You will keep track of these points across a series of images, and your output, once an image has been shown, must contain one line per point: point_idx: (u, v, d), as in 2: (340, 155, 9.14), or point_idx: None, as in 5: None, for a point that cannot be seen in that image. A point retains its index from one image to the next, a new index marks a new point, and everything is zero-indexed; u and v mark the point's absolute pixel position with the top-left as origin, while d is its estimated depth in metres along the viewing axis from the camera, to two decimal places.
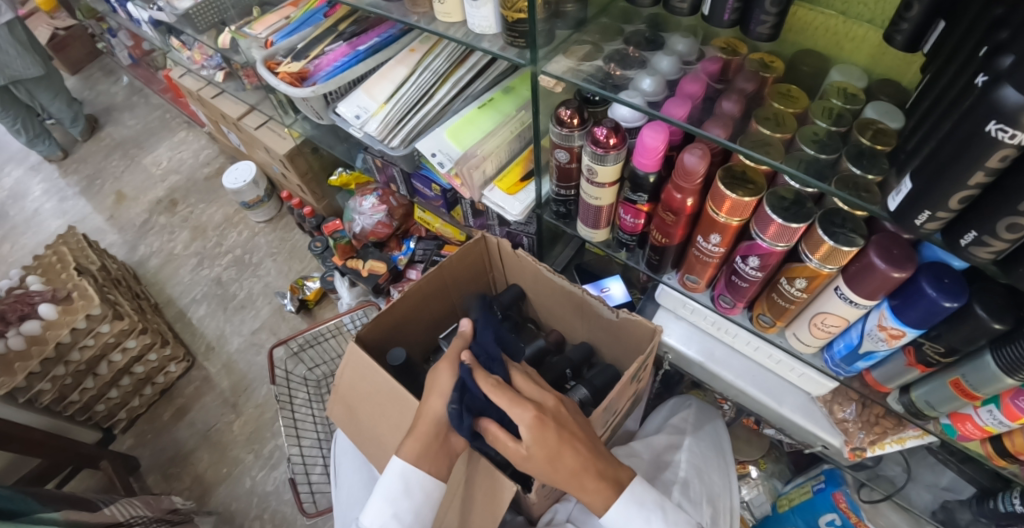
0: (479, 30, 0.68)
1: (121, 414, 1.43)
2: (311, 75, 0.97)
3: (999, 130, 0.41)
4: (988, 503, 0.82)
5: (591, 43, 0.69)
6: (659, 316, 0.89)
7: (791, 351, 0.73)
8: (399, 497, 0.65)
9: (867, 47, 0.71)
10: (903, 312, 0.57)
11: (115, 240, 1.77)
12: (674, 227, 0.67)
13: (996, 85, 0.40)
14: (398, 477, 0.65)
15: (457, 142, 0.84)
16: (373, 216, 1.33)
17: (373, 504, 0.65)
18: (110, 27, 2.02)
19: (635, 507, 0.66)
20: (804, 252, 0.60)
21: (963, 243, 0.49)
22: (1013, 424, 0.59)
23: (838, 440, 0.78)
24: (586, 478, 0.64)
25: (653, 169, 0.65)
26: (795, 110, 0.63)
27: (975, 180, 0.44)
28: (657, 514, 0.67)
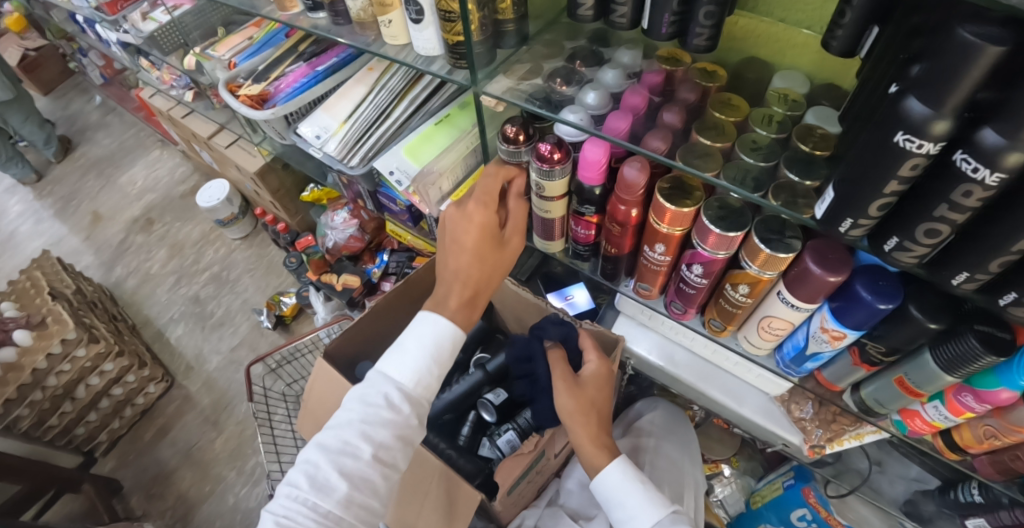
0: (425, 53, 0.69)
1: (102, 436, 1.42)
2: (272, 97, 0.98)
3: (907, 140, 0.42)
4: (950, 494, 0.84)
5: (530, 63, 0.71)
6: (619, 324, 0.90)
7: (745, 354, 0.74)
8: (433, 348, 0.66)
9: (809, 53, 0.72)
10: (842, 315, 0.59)
11: (92, 262, 1.77)
12: (622, 237, 0.68)
13: (903, 97, 0.42)
14: (433, 328, 0.66)
15: (415, 159, 0.85)
16: (344, 231, 1.35)
17: (409, 355, 0.64)
18: (80, 47, 2.01)
19: (631, 473, 0.64)
20: (745, 259, 0.61)
21: (887, 248, 0.51)
22: (959, 418, 0.61)
23: (798, 438, 0.80)
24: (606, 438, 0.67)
25: (597, 182, 0.66)
26: (737, 119, 0.64)
27: (891, 188, 0.46)
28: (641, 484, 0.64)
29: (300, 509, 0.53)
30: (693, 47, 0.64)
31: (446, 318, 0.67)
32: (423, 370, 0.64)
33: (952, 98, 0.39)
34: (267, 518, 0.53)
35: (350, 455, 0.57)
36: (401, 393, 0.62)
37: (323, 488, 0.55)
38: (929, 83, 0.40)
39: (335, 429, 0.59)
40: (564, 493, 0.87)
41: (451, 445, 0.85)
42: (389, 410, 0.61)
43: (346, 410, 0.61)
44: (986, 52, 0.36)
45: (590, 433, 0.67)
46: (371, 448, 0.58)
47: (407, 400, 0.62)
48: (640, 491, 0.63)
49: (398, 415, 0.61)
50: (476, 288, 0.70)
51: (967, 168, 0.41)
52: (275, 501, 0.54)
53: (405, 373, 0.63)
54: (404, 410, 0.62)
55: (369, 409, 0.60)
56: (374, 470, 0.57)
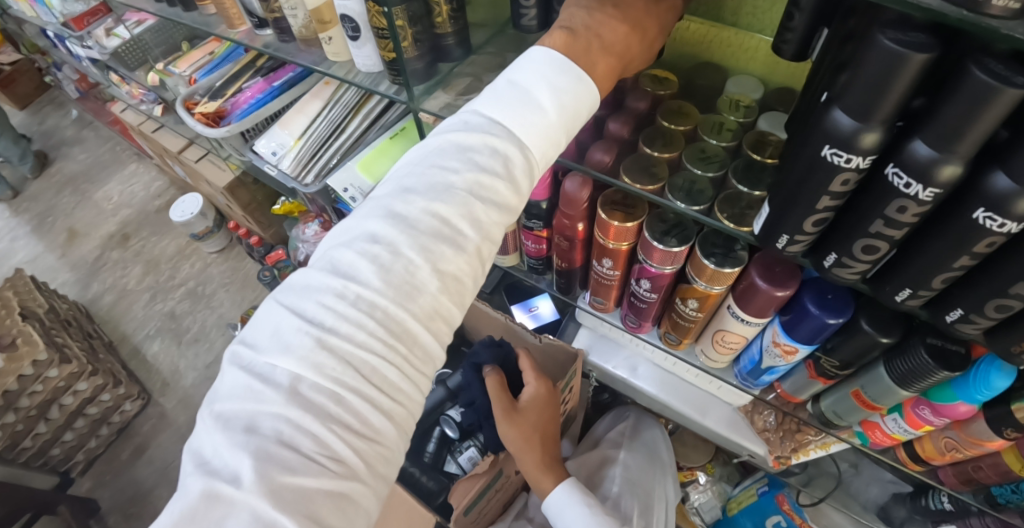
0: (366, 69, 0.67)
1: (78, 456, 1.41)
2: (229, 114, 0.96)
3: (835, 154, 0.41)
4: (921, 501, 0.83)
5: (471, 75, 0.67)
6: (580, 337, 0.89)
7: (704, 367, 0.73)
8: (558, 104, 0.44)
9: (760, 57, 0.71)
10: (792, 329, 0.57)
11: (68, 279, 1.75)
12: (571, 252, 0.67)
13: (829, 111, 0.41)
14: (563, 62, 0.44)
15: (369, 175, 0.83)
16: (316, 244, 1.33)
17: (522, 106, 0.43)
18: (53, 61, 1.99)
19: (576, 496, 0.69)
20: (692, 275, 0.60)
21: (827, 264, 0.49)
22: (917, 432, 0.60)
23: (762, 449, 0.78)
24: (551, 460, 0.71)
25: (542, 197, 0.64)
26: (687, 128, 0.63)
27: (823, 204, 0.45)
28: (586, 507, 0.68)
29: (341, 316, 0.37)
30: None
31: (591, 77, 0.45)
32: (548, 127, 0.43)
33: (878, 111, 0.38)
34: (292, 317, 0.38)
35: (434, 234, 0.40)
36: (514, 156, 0.42)
37: (396, 288, 0.38)
38: (853, 96, 0.39)
39: (405, 198, 0.41)
40: (531, 506, 0.86)
41: (415, 462, 0.86)
42: (494, 178, 0.42)
43: (426, 170, 0.42)
44: (911, 59, 0.34)
45: (536, 460, 0.70)
46: (472, 233, 0.41)
47: (517, 178, 0.43)
48: (586, 515, 0.67)
49: (501, 196, 0.42)
50: (619, 71, 0.49)
51: (900, 182, 0.39)
52: (302, 297, 0.38)
53: (516, 126, 0.43)
54: (516, 188, 0.43)
55: (456, 174, 0.41)
56: (463, 266, 0.41)
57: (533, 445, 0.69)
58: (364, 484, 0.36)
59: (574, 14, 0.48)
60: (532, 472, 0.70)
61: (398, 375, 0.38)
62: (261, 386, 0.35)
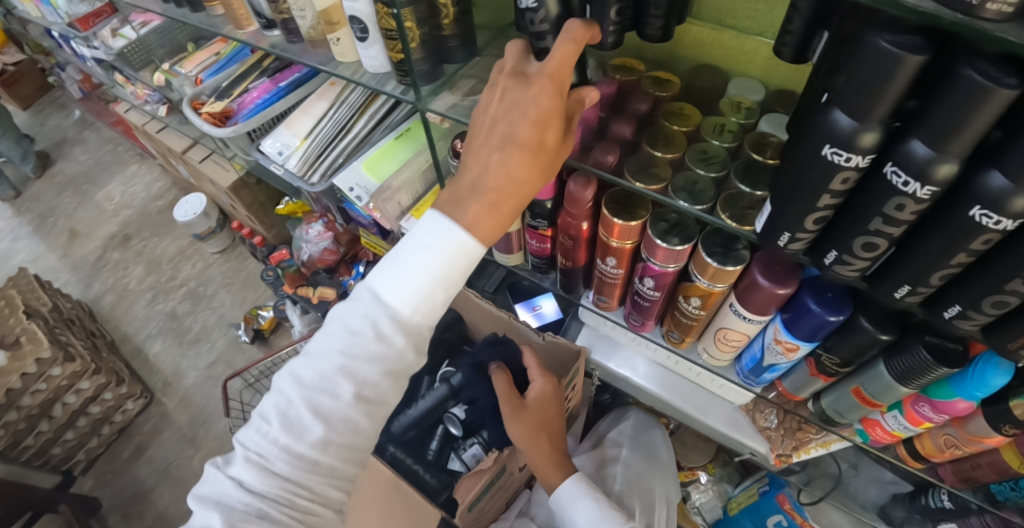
0: (373, 70, 0.68)
1: (79, 455, 1.41)
2: (235, 113, 0.97)
3: (835, 153, 0.42)
4: (921, 499, 0.83)
5: (479, 77, 0.68)
6: (583, 336, 0.89)
7: (706, 365, 0.74)
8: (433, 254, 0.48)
9: (759, 60, 0.71)
10: (793, 327, 0.58)
11: (69, 279, 1.76)
12: (575, 251, 0.68)
13: (829, 111, 0.42)
14: (442, 228, 0.48)
15: (373, 175, 0.83)
16: (319, 243, 1.34)
17: (406, 274, 0.48)
18: (57, 62, 2.01)
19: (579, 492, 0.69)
20: (695, 272, 0.60)
21: (827, 262, 0.50)
22: (917, 428, 0.61)
23: (765, 447, 0.79)
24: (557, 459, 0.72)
25: (548, 196, 0.65)
26: (689, 129, 0.64)
27: (824, 202, 0.45)
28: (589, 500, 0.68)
29: (272, 450, 0.49)
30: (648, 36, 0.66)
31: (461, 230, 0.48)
32: (423, 293, 0.48)
33: (877, 111, 0.39)
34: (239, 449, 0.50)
35: (323, 392, 0.49)
36: (394, 322, 0.49)
37: (295, 428, 0.48)
38: (852, 97, 0.40)
39: (313, 358, 0.50)
40: (534, 504, 0.87)
41: (418, 458, 0.87)
42: (379, 343, 0.49)
43: (327, 334, 0.50)
44: (907, 60, 0.35)
45: (543, 456, 0.70)
46: (360, 388, 0.49)
47: (400, 331, 0.49)
48: (592, 507, 0.68)
49: (389, 350, 0.49)
50: (518, 201, 0.50)
51: (899, 180, 0.40)
52: (246, 430, 0.50)
53: (393, 300, 0.48)
54: (397, 344, 0.49)
55: (353, 339, 0.49)
56: (357, 410, 0.49)
57: (539, 440, 0.70)
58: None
59: (485, 153, 0.48)
60: (541, 467, 0.71)
61: (322, 485, 0.50)
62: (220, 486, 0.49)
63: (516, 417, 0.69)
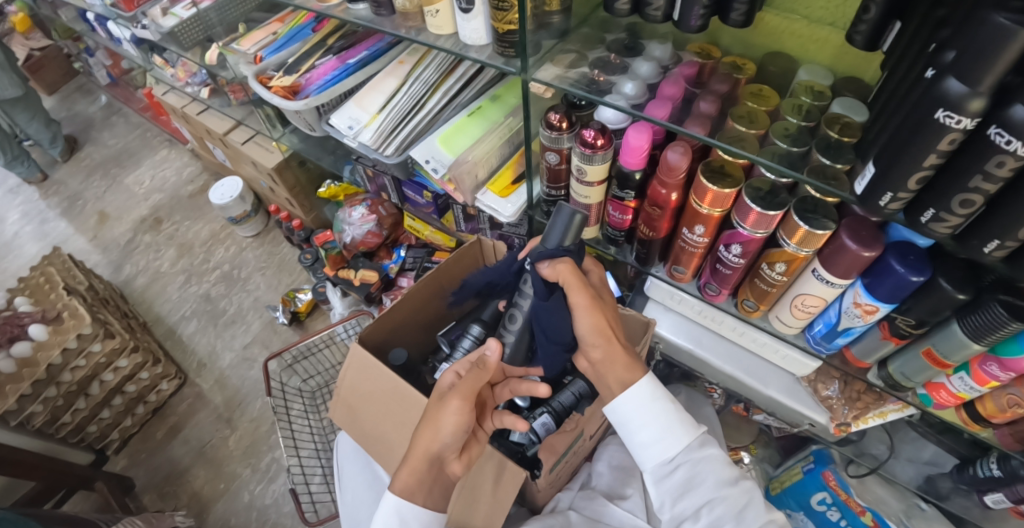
0: (469, 42, 0.72)
1: (114, 434, 1.40)
2: (304, 88, 0.99)
3: (947, 117, 0.44)
4: (968, 470, 0.87)
5: (575, 51, 0.75)
6: (649, 309, 0.96)
7: (775, 333, 0.79)
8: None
9: (829, 48, 0.72)
10: (874, 289, 0.62)
11: (100, 261, 1.76)
12: (660, 220, 0.73)
13: (940, 78, 0.44)
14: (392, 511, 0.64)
15: (449, 149, 0.87)
16: (362, 226, 1.36)
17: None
18: (88, 47, 2.02)
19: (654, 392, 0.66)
20: (783, 238, 0.65)
21: (923, 220, 0.53)
22: (983, 388, 0.64)
23: (824, 417, 0.84)
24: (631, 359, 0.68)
25: (638, 167, 0.69)
26: (767, 108, 0.67)
27: (929, 162, 0.48)
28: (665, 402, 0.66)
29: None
30: (730, 23, 0.66)
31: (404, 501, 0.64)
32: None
33: (988, 78, 0.42)
34: None
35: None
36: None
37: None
38: (966, 64, 0.42)
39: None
40: (595, 475, 0.90)
41: None
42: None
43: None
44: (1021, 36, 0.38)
45: (619, 357, 0.67)
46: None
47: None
48: (670, 411, 0.65)
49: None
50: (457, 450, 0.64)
51: (1001, 141, 0.43)
52: None
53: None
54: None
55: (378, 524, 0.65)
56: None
57: (613, 339, 0.67)
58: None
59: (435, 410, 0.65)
60: (612, 372, 0.67)
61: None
62: None
63: (588, 307, 0.66)
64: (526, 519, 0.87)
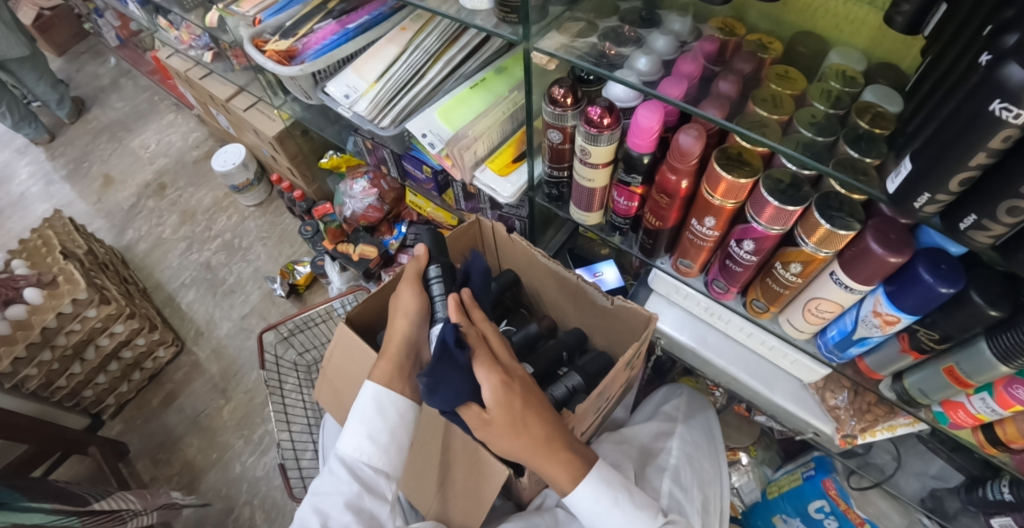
0: (472, 6, 0.67)
1: (110, 399, 1.41)
2: (300, 53, 0.93)
3: (1003, 109, 0.38)
4: (977, 492, 0.82)
5: (586, 20, 0.69)
6: (652, 301, 0.91)
7: (785, 337, 0.74)
8: (374, 417, 0.68)
9: (867, 29, 0.65)
10: (897, 298, 0.56)
11: (103, 225, 1.76)
12: (668, 210, 0.68)
13: (1000, 63, 0.38)
14: (370, 397, 0.68)
15: (448, 123, 0.82)
16: (364, 199, 1.31)
17: (348, 427, 0.68)
18: (95, 7, 1.96)
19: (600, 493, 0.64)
20: (801, 236, 0.59)
21: (962, 227, 0.48)
22: (1006, 412, 0.58)
23: (830, 427, 0.79)
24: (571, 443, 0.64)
25: (647, 150, 0.64)
26: (793, 92, 0.61)
27: (976, 161, 0.42)
28: (614, 506, 0.64)
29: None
30: None
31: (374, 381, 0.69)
32: (354, 435, 0.67)
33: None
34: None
35: (322, 492, 0.64)
36: (342, 461, 0.66)
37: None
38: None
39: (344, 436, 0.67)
40: None
41: None
42: (333, 478, 0.64)
43: (329, 475, 0.65)
44: None
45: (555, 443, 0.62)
46: (332, 485, 0.64)
47: (347, 467, 0.66)
48: (620, 514, 0.64)
49: (339, 480, 0.64)
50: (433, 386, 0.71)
51: None
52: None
53: (344, 449, 0.66)
54: (345, 475, 0.64)
55: (320, 486, 0.65)
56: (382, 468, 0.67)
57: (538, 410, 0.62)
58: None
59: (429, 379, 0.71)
60: None
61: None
62: None
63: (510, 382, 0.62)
64: (511, 513, 0.84)
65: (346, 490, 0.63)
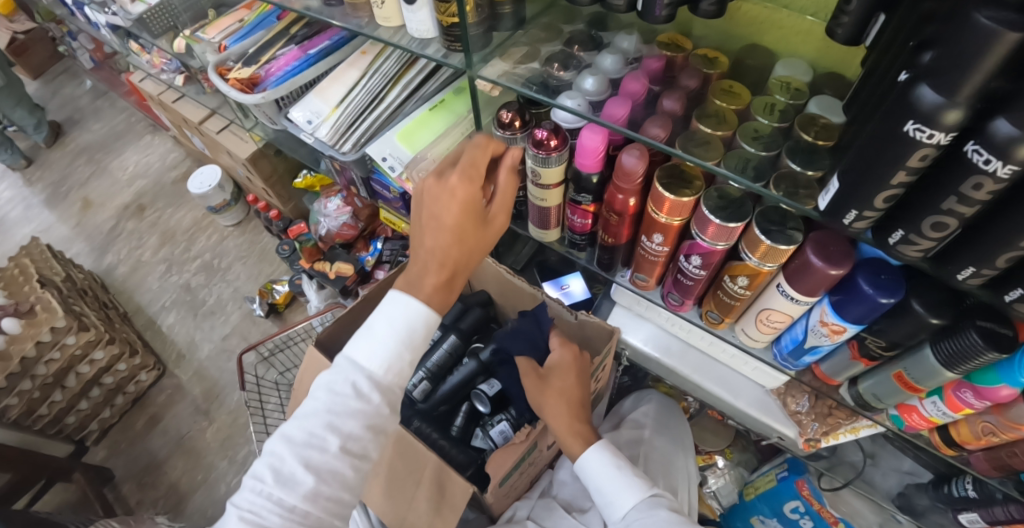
0: (418, 35, 0.67)
1: (93, 425, 1.40)
2: (263, 80, 0.95)
3: (918, 130, 0.39)
4: (944, 488, 0.84)
5: (527, 44, 0.70)
6: (615, 314, 0.92)
7: (743, 346, 0.75)
8: (413, 343, 0.54)
9: (813, 40, 0.67)
10: (842, 308, 0.57)
11: (82, 249, 1.75)
12: (619, 227, 0.69)
13: (913, 84, 0.39)
14: (409, 320, 0.54)
15: (409, 145, 0.83)
16: (337, 218, 1.34)
17: (379, 343, 0.53)
18: (69, 30, 1.96)
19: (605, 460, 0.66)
20: (745, 251, 0.60)
21: (892, 242, 0.49)
22: (956, 415, 0.60)
23: (793, 431, 0.81)
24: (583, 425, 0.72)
25: (594, 170, 0.65)
26: (738, 106, 0.61)
27: (898, 180, 0.43)
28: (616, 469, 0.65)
29: (265, 504, 0.48)
30: (701, 13, 0.63)
31: (421, 301, 0.55)
32: (394, 355, 0.53)
33: (967, 86, 0.36)
34: (239, 501, 0.49)
35: (341, 400, 0.51)
36: (371, 381, 0.53)
37: (289, 482, 0.49)
38: (941, 70, 0.37)
39: (369, 347, 0.54)
40: (557, 484, 0.87)
41: (444, 435, 0.86)
42: (357, 400, 0.52)
43: (348, 383, 0.52)
44: (1004, 37, 0.33)
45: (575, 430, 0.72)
46: (356, 407, 0.51)
47: (377, 389, 0.53)
48: (621, 476, 0.65)
49: (367, 405, 0.52)
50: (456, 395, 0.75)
51: (979, 159, 0.38)
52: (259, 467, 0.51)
53: (373, 367, 0.53)
54: (375, 400, 0.52)
55: (336, 398, 0.51)
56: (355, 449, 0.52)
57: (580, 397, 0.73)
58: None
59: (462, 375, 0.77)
60: None
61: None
62: None
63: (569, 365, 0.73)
64: None
65: (372, 417, 0.52)
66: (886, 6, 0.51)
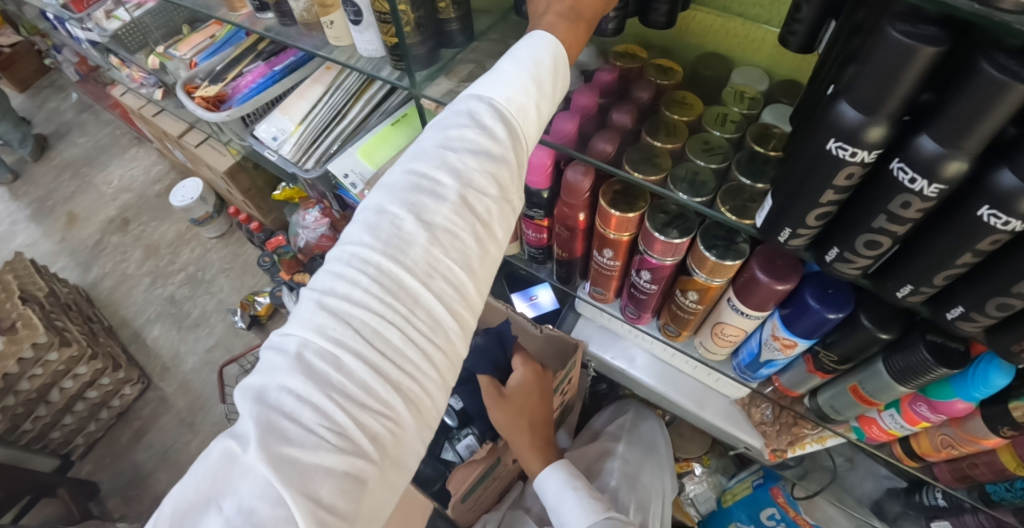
0: (368, 54, 0.67)
1: (78, 439, 1.41)
2: (229, 98, 0.95)
3: (840, 148, 0.38)
4: (915, 496, 0.83)
5: (474, 61, 0.68)
6: (578, 326, 0.93)
7: (704, 359, 0.75)
8: (542, 78, 0.44)
9: (766, 48, 0.65)
10: (791, 323, 0.57)
11: (68, 263, 1.76)
12: (572, 242, 0.69)
13: (835, 101, 0.37)
14: (548, 62, 0.44)
15: (370, 161, 0.84)
16: (316, 229, 1.31)
17: (507, 72, 0.43)
18: (53, 44, 1.97)
19: (561, 481, 0.71)
20: (693, 266, 0.60)
21: (829, 259, 0.48)
22: (914, 428, 0.59)
23: (759, 442, 0.80)
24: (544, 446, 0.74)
25: (544, 186, 0.67)
26: (691, 118, 0.60)
27: (827, 198, 0.42)
28: (571, 490, 0.70)
29: (350, 282, 0.37)
30: (653, 22, 0.59)
31: (555, 36, 0.46)
32: (524, 83, 0.43)
33: (888, 103, 0.34)
34: (307, 299, 0.38)
35: (458, 140, 0.41)
36: (493, 112, 0.43)
37: (393, 246, 0.38)
38: (860, 86, 0.35)
39: (494, 82, 0.44)
40: (527, 497, 0.88)
41: None
42: (479, 133, 0.42)
43: (468, 121, 0.42)
44: (920, 52, 0.31)
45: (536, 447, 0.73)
46: (477, 142, 0.41)
47: (502, 123, 0.43)
48: (573, 497, 0.69)
49: (491, 142, 0.42)
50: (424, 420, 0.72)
51: (905, 177, 0.36)
52: (334, 268, 0.38)
53: (497, 96, 0.43)
54: (500, 137, 0.42)
55: (451, 130, 0.42)
56: (461, 223, 0.41)
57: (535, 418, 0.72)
58: (374, 465, 0.35)
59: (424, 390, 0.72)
60: None
61: (407, 339, 0.38)
62: (278, 358, 0.36)
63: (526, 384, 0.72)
64: None
65: (495, 161, 0.42)
66: (836, 12, 0.48)
